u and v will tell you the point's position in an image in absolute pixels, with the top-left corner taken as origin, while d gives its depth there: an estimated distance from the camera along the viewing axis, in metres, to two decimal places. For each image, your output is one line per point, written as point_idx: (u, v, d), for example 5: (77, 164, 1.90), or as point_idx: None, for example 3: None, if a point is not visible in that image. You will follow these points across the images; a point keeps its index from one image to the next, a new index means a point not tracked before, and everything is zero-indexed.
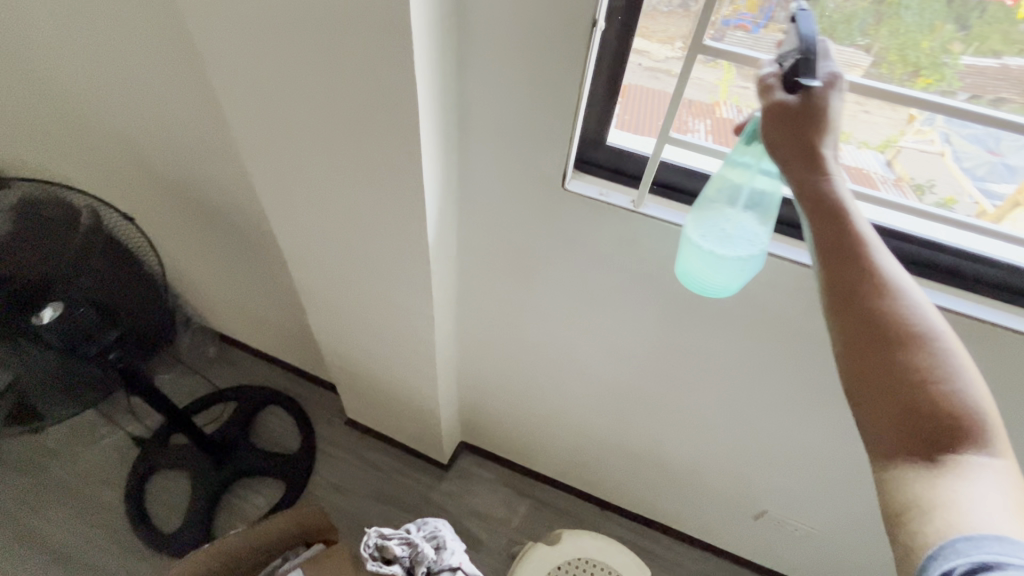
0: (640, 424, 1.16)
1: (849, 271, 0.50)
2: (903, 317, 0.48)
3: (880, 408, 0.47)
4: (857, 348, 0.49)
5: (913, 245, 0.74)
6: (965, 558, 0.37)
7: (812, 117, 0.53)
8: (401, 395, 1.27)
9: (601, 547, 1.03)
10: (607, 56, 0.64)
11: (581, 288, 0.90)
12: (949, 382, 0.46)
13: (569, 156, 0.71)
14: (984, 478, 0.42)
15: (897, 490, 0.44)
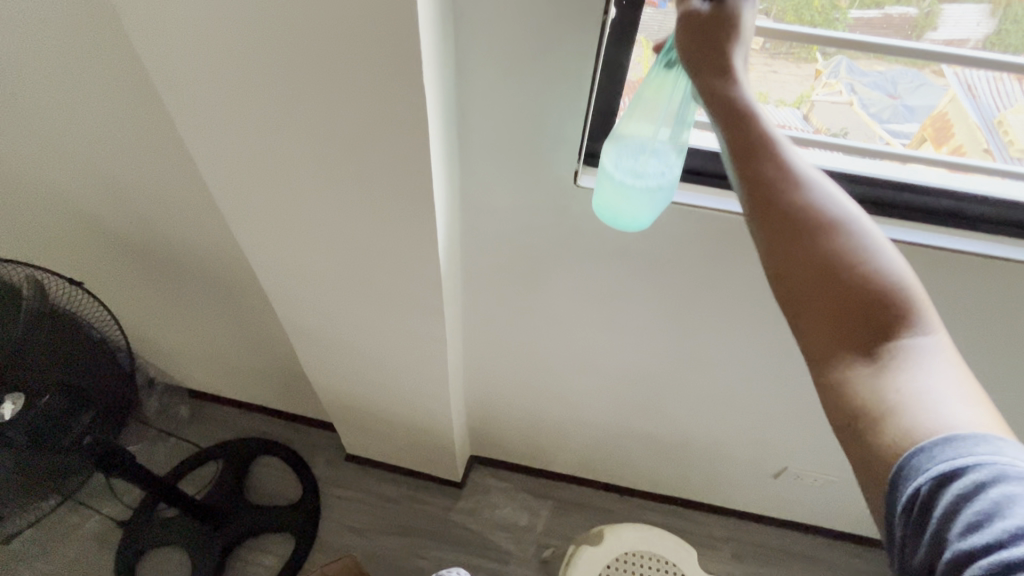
0: (657, 407, 1.16)
1: (763, 157, 0.45)
2: (815, 204, 0.44)
3: (811, 307, 0.41)
4: (779, 240, 0.43)
5: (922, 195, 0.73)
6: (953, 462, 0.33)
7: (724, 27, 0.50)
8: (410, 421, 1.22)
9: (645, 538, 1.02)
10: (611, 43, 0.62)
11: (595, 284, 0.88)
12: (872, 264, 0.42)
13: (581, 151, 0.68)
14: (930, 363, 0.38)
15: (846, 396, 0.38)
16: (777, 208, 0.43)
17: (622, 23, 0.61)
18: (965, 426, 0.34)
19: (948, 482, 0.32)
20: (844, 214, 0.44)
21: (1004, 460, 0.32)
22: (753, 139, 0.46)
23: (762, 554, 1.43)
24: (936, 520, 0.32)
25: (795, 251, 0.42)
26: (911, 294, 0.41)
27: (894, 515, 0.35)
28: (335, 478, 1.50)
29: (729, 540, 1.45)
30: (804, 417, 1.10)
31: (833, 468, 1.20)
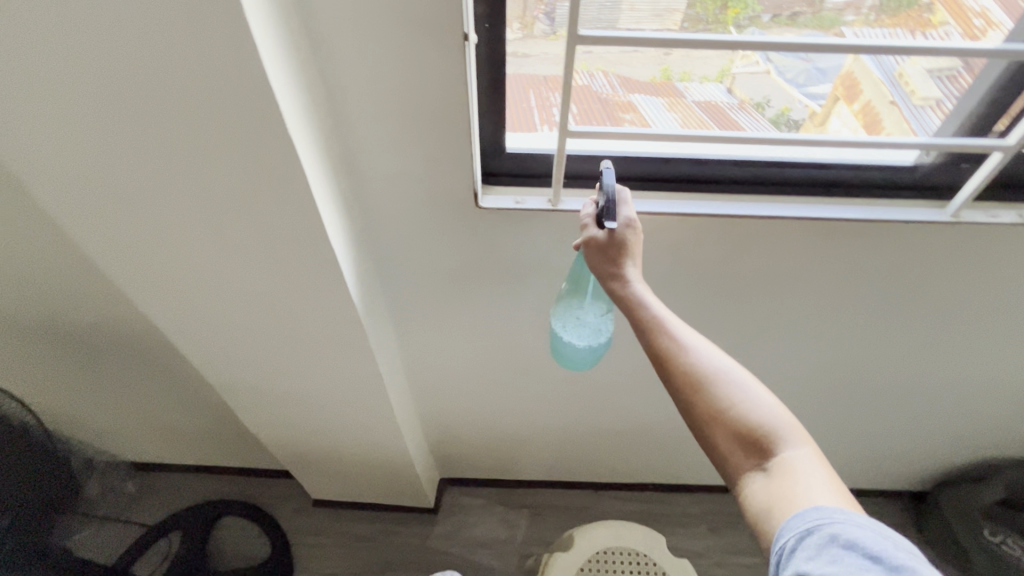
0: (608, 402, 1.18)
1: (664, 344, 0.62)
2: (702, 368, 0.61)
3: (718, 443, 0.60)
4: (687, 406, 0.61)
5: (826, 170, 0.72)
6: (815, 523, 0.51)
7: (619, 245, 0.65)
8: (367, 458, 1.19)
9: (615, 534, 1.03)
10: (482, 63, 0.62)
11: (520, 297, 0.88)
12: (751, 401, 0.60)
13: (475, 174, 0.68)
14: (804, 469, 0.56)
15: (752, 501, 0.58)
16: (681, 385, 0.61)
17: (487, 43, 0.61)
18: (826, 503, 0.52)
19: (809, 535, 0.51)
20: (725, 369, 0.61)
21: (848, 520, 0.50)
22: (656, 331, 0.63)
23: (736, 522, 1.48)
24: (801, 557, 0.50)
25: (700, 415, 0.61)
26: (780, 419, 0.59)
27: (776, 555, 0.52)
28: (305, 526, 1.46)
29: (702, 514, 1.49)
30: None
31: None
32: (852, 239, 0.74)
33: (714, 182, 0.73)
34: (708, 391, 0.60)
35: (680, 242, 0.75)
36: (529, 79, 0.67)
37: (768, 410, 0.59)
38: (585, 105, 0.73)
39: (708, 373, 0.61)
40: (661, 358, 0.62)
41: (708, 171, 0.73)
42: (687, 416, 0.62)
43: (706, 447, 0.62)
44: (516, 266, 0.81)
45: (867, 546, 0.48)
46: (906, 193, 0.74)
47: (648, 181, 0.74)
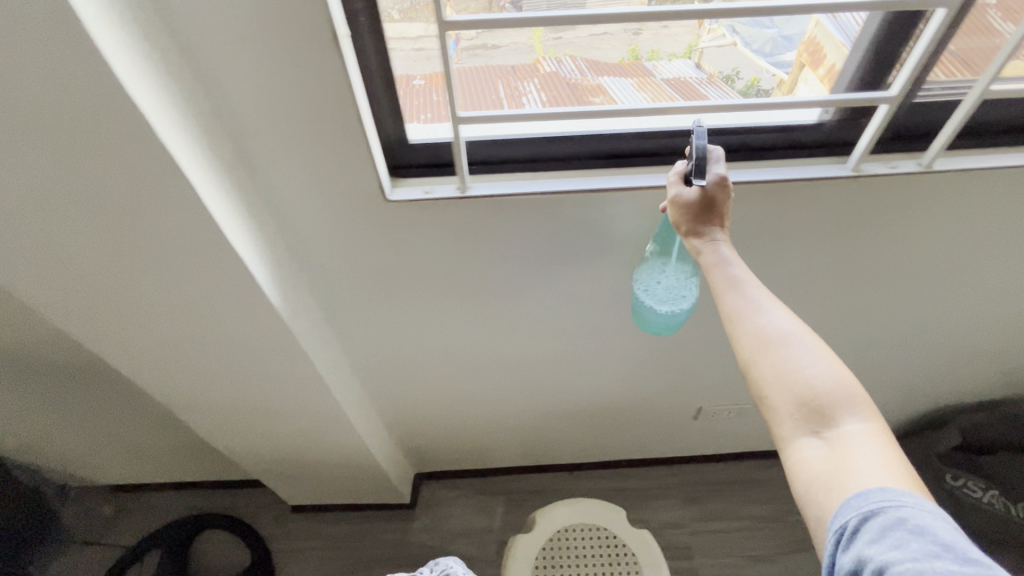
0: (566, 383, 1.19)
1: (742, 305, 0.65)
2: (781, 331, 0.63)
3: (778, 407, 0.61)
4: (754, 365, 0.63)
5: (729, 136, 0.74)
6: (881, 504, 0.50)
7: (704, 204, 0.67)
8: (332, 459, 1.20)
9: (578, 511, 1.05)
10: (367, 57, 0.62)
11: (454, 287, 0.88)
12: (825, 372, 0.60)
13: (377, 167, 0.67)
14: (866, 445, 0.56)
15: (805, 469, 0.58)
16: (751, 342, 0.63)
17: (366, 36, 0.60)
18: (890, 487, 0.51)
19: (872, 517, 0.50)
20: (803, 335, 0.63)
21: (917, 505, 0.49)
22: (730, 288, 0.66)
23: (711, 490, 1.50)
24: (864, 539, 0.49)
25: (766, 373, 0.62)
26: (851, 393, 0.59)
27: (835, 535, 0.52)
28: (286, 532, 1.46)
29: (676, 486, 1.51)
30: (700, 357, 1.15)
31: (743, 396, 1.27)
32: (763, 202, 0.75)
33: (621, 157, 0.75)
34: (781, 351, 0.62)
35: (597, 218, 0.77)
36: (498, 70, 0.71)
37: (840, 382, 0.60)
38: (555, 91, 0.72)
39: (781, 335, 0.63)
40: (734, 313, 0.65)
41: (614, 145, 0.74)
42: (752, 376, 0.64)
43: (766, 411, 0.63)
44: (442, 257, 0.82)
45: (937, 534, 0.47)
46: (811, 151, 0.75)
47: (558, 161, 0.75)
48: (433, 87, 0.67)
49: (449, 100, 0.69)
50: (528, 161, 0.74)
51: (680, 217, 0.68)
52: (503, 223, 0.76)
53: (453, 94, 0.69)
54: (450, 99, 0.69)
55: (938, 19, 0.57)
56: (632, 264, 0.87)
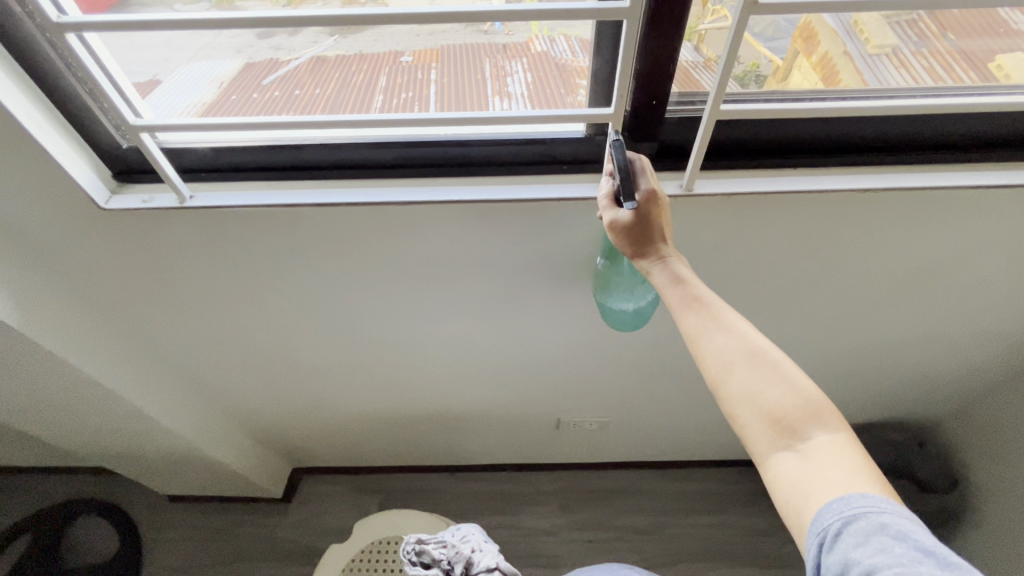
0: (410, 392, 1.16)
1: (699, 320, 0.59)
2: (741, 343, 0.57)
3: (748, 424, 0.56)
4: (718, 382, 0.58)
5: (480, 147, 0.68)
6: (864, 509, 0.48)
7: (644, 220, 0.60)
8: (176, 455, 1.19)
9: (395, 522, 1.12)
10: (28, 63, 0.57)
11: (236, 296, 0.85)
12: (789, 384, 0.56)
13: (76, 176, 0.63)
14: (837, 456, 0.52)
15: (784, 484, 0.53)
16: (713, 362, 0.58)
17: (12, 40, 0.55)
18: (871, 494, 0.49)
19: (855, 520, 0.48)
20: (768, 350, 0.57)
21: (897, 511, 0.48)
22: (687, 306, 0.60)
23: (590, 497, 1.48)
24: (847, 543, 0.47)
25: (733, 392, 0.57)
26: (821, 406, 0.54)
27: (815, 537, 0.50)
28: (158, 523, 1.46)
29: (555, 492, 1.49)
30: (544, 371, 1.11)
31: (601, 409, 1.23)
32: (516, 218, 0.70)
33: (367, 167, 0.70)
34: (749, 371, 0.56)
35: (351, 230, 0.72)
36: (488, 48, 0.74)
37: (807, 399, 0.55)
38: (542, 71, 0.74)
39: (744, 350, 0.57)
40: (693, 333, 0.59)
41: (359, 155, 0.69)
42: (720, 396, 0.58)
43: (737, 429, 0.58)
44: (204, 266, 0.78)
45: (919, 540, 0.46)
46: (572, 167, 0.70)
47: (302, 169, 0.71)
48: (420, 66, 0.74)
49: (433, 81, 0.73)
50: (269, 170, 0.70)
51: (623, 237, 0.62)
52: (249, 234, 0.72)
53: (438, 74, 0.73)
54: (433, 79, 0.73)
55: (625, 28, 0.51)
56: (419, 279, 0.83)
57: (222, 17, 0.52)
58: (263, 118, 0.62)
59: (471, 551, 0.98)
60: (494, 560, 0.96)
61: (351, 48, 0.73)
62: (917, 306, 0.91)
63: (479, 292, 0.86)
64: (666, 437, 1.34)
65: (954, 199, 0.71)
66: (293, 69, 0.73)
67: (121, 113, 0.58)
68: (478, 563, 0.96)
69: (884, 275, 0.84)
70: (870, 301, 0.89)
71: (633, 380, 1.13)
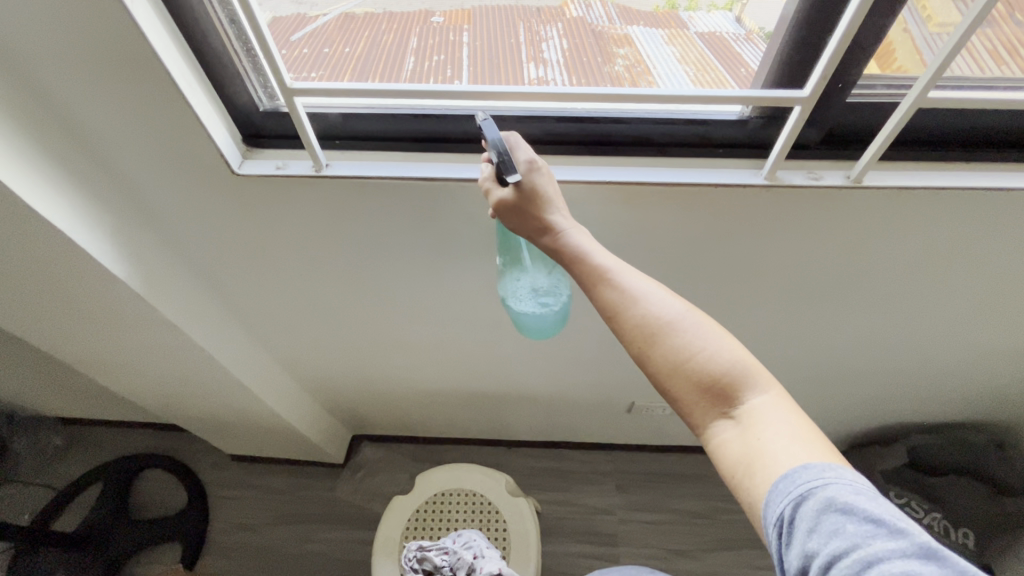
0: (486, 369, 1.15)
1: (611, 291, 0.53)
2: (652, 313, 0.52)
3: (679, 397, 0.53)
4: (642, 356, 0.53)
5: (629, 124, 0.64)
6: (807, 486, 0.44)
7: (530, 195, 0.56)
8: (251, 418, 1.20)
9: (452, 477, 1.08)
10: (181, 17, 0.53)
11: (340, 267, 0.83)
12: (709, 350, 0.51)
13: (215, 137, 0.60)
14: (775, 421, 0.49)
15: (725, 455, 0.51)
16: (634, 338, 0.52)
17: None
18: (809, 466, 0.45)
19: (804, 502, 0.44)
20: (681, 312, 0.52)
21: (839, 479, 0.44)
22: (600, 280, 0.54)
23: (646, 479, 1.48)
24: (801, 531, 0.44)
25: (659, 368, 0.52)
26: (747, 366, 0.51)
27: (773, 529, 0.46)
28: (221, 479, 1.49)
29: (610, 472, 1.49)
30: (628, 355, 1.09)
31: None
32: (659, 208, 0.66)
33: None
34: (668, 346, 0.52)
35: (480, 207, 0.69)
36: (520, 12, 0.72)
37: (730, 359, 0.51)
38: (577, 36, 0.74)
39: (661, 320, 0.52)
40: (609, 307, 0.53)
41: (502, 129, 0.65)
42: (645, 370, 0.54)
43: (668, 401, 0.54)
44: (319, 236, 0.76)
45: (865, 509, 0.42)
46: (724, 152, 0.65)
47: (436, 141, 0.67)
48: (452, 28, 0.72)
49: (466, 43, 0.72)
50: (402, 140, 0.67)
51: (511, 215, 0.57)
52: (374, 207, 0.70)
53: (471, 37, 0.72)
54: (466, 41, 0.72)
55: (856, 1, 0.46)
56: None
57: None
58: (414, 86, 0.58)
59: (474, 554, 0.89)
60: (497, 565, 0.88)
61: (377, 5, 0.72)
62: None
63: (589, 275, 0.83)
64: None
65: None
66: (322, 26, 0.71)
67: (277, 73, 0.54)
68: (482, 570, 0.88)
69: None
70: (1002, 306, 0.84)
71: None
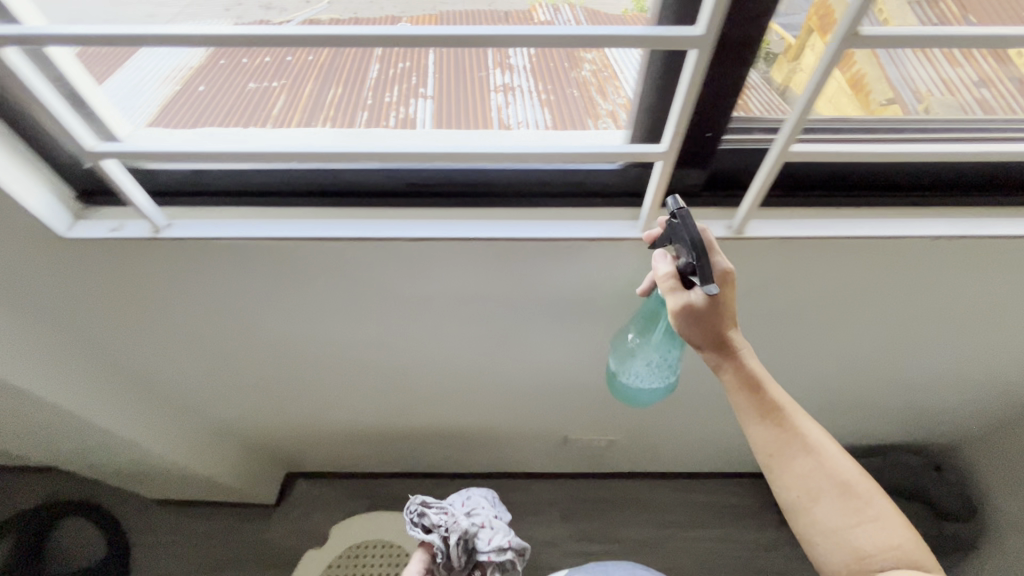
0: (408, 410, 1.09)
1: (784, 436, 0.64)
2: (827, 467, 0.64)
3: (824, 538, 0.64)
4: (800, 498, 0.65)
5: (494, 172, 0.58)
6: None
7: (718, 311, 0.55)
8: (160, 469, 1.12)
9: (370, 524, 1.03)
10: None
11: (217, 321, 0.77)
12: (869, 515, 0.62)
13: (25, 198, 0.53)
14: None
15: None
16: (798, 486, 0.64)
17: None
18: None
19: None
20: (850, 478, 0.63)
21: None
22: (778, 422, 0.64)
23: (591, 508, 1.44)
24: None
25: (814, 512, 0.64)
26: (897, 544, 0.61)
27: None
28: (146, 525, 1.41)
29: (555, 501, 1.45)
30: (552, 395, 1.04)
31: (611, 430, 1.17)
32: (533, 258, 0.62)
33: (365, 195, 0.60)
34: (830, 495, 0.63)
35: (347, 263, 0.64)
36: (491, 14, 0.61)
37: (887, 532, 0.61)
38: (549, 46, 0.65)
39: (833, 478, 0.63)
40: (775, 450, 0.64)
41: (357, 180, 0.58)
42: (794, 507, 0.66)
43: (811, 542, 0.66)
44: (186, 293, 0.69)
45: None
46: (603, 201, 0.60)
47: (286, 195, 0.60)
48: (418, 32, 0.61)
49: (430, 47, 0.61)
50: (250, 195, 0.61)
51: (691, 326, 0.57)
52: (232, 265, 0.64)
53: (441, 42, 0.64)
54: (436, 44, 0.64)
55: (692, 63, 0.41)
56: (421, 309, 0.75)
57: (215, 36, 0.44)
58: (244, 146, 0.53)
59: (475, 523, 0.92)
60: (505, 539, 0.91)
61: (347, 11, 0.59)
62: (966, 346, 0.83)
63: (487, 323, 0.78)
64: (673, 455, 1.29)
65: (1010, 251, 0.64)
66: None
67: (74, 137, 0.49)
68: (484, 539, 0.90)
69: (941, 318, 0.75)
70: (917, 341, 0.81)
71: (645, 404, 1.07)
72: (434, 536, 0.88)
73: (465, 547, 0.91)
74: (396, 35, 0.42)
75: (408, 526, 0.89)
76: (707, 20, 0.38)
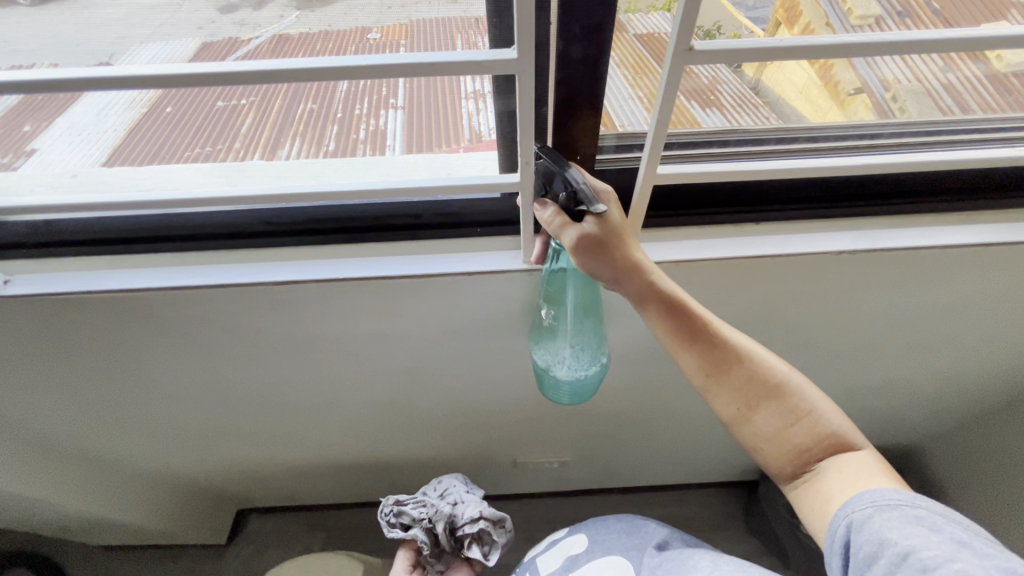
0: (343, 449, 1.02)
1: (710, 352, 0.54)
2: (760, 374, 0.54)
3: (766, 445, 0.55)
4: (735, 412, 0.55)
5: (382, 211, 0.61)
6: (898, 502, 0.46)
7: (615, 231, 0.50)
8: (75, 523, 1.02)
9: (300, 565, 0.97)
10: None
11: (104, 363, 0.71)
12: (811, 411, 0.53)
13: None
14: (863, 474, 0.50)
15: (805, 500, 0.53)
16: (732, 398, 0.54)
17: None
18: (914, 496, 0.47)
19: (887, 510, 0.46)
20: (786, 376, 0.54)
21: (932, 506, 0.45)
22: (702, 338, 0.54)
23: None
24: (878, 525, 0.45)
25: (751, 421, 0.54)
26: (840, 430, 0.53)
27: (843, 525, 0.48)
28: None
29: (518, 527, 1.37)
30: (494, 426, 0.97)
31: (564, 451, 1.11)
32: (424, 291, 0.62)
33: (259, 236, 0.62)
34: (765, 400, 0.54)
35: (231, 292, 0.60)
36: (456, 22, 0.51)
37: (832, 423, 0.53)
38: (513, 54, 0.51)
39: (767, 381, 0.54)
40: (702, 367, 0.54)
41: (252, 220, 0.60)
42: (734, 423, 0.56)
43: (754, 451, 0.57)
44: (60, 324, 0.63)
45: (960, 537, 0.43)
46: (484, 231, 0.63)
47: (179, 241, 0.62)
48: (389, 43, 0.52)
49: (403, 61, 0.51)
50: (140, 242, 0.62)
51: (593, 257, 0.50)
52: (102, 302, 0.60)
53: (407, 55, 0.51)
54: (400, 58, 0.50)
55: (521, 91, 0.41)
56: (321, 341, 0.70)
57: (48, 76, 0.42)
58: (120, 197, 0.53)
59: (455, 503, 0.87)
60: (478, 510, 0.86)
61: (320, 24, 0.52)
62: (910, 362, 0.79)
63: (397, 353, 0.73)
64: (635, 472, 1.24)
65: (932, 260, 0.61)
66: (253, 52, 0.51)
67: None
68: (462, 515, 0.85)
69: (875, 327, 0.71)
70: (855, 357, 0.77)
71: (594, 426, 1.01)
72: (415, 531, 0.85)
73: (453, 531, 0.87)
74: (239, 70, 0.41)
75: (385, 530, 0.85)
76: (515, 46, 0.38)
